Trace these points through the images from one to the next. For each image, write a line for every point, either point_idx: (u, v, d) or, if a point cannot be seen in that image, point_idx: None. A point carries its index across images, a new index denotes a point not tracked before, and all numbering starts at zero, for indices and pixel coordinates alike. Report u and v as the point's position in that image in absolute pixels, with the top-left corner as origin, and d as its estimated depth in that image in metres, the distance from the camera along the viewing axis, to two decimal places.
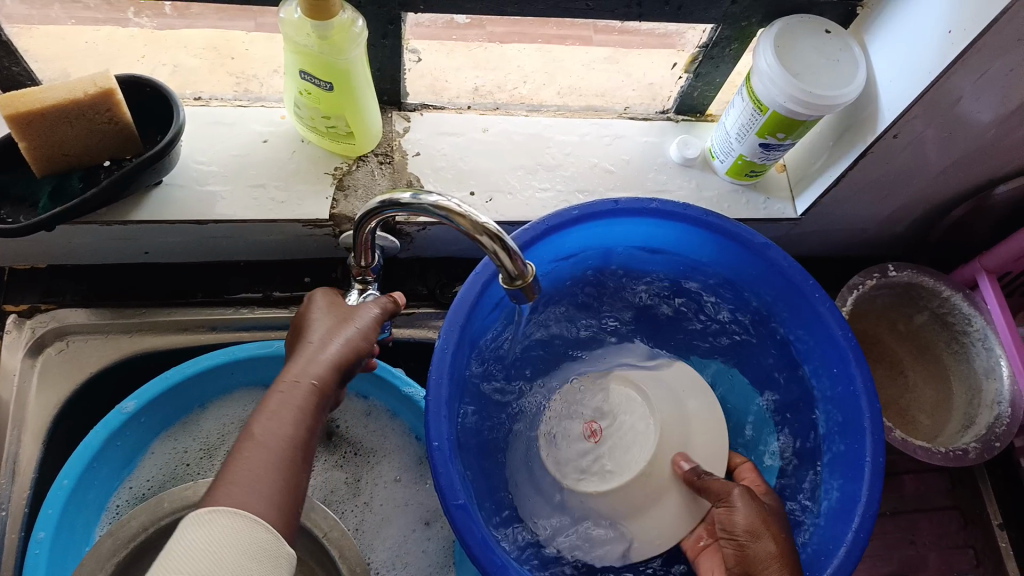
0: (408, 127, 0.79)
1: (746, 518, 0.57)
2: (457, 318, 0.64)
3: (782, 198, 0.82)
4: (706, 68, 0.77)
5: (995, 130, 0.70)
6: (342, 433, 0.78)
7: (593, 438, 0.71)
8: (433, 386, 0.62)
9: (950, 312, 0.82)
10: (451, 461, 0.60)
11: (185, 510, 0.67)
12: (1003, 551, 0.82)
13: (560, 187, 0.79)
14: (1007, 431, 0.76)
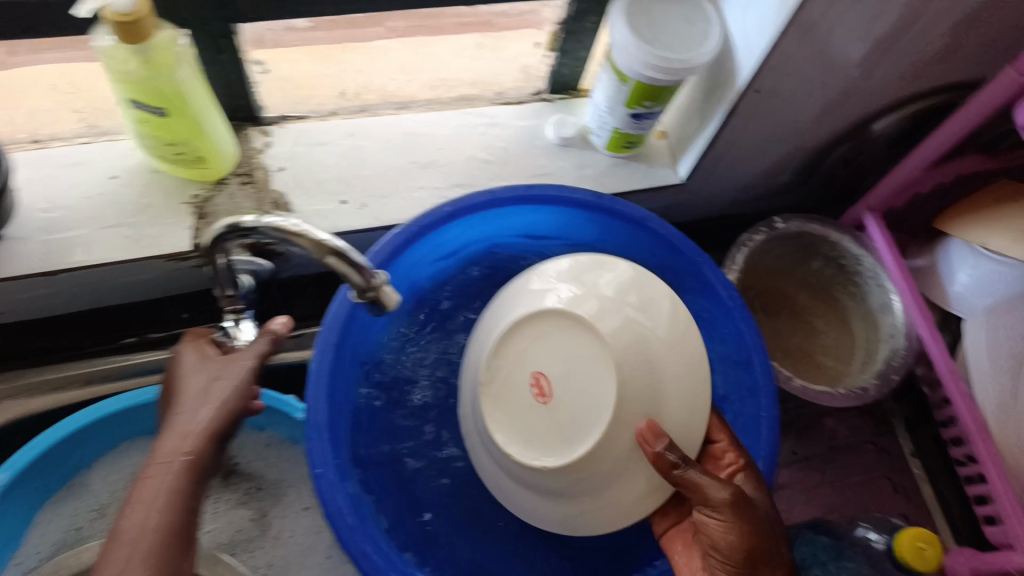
0: (269, 142, 0.75)
1: (739, 541, 0.54)
2: (330, 337, 0.62)
3: (664, 164, 0.81)
4: (569, 44, 0.74)
5: (855, 73, 0.70)
6: (243, 471, 0.76)
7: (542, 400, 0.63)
8: (312, 409, 0.60)
9: (842, 255, 0.83)
10: (339, 485, 0.58)
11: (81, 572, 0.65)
12: (917, 479, 0.85)
13: (438, 184, 0.76)
14: (903, 362, 0.77)
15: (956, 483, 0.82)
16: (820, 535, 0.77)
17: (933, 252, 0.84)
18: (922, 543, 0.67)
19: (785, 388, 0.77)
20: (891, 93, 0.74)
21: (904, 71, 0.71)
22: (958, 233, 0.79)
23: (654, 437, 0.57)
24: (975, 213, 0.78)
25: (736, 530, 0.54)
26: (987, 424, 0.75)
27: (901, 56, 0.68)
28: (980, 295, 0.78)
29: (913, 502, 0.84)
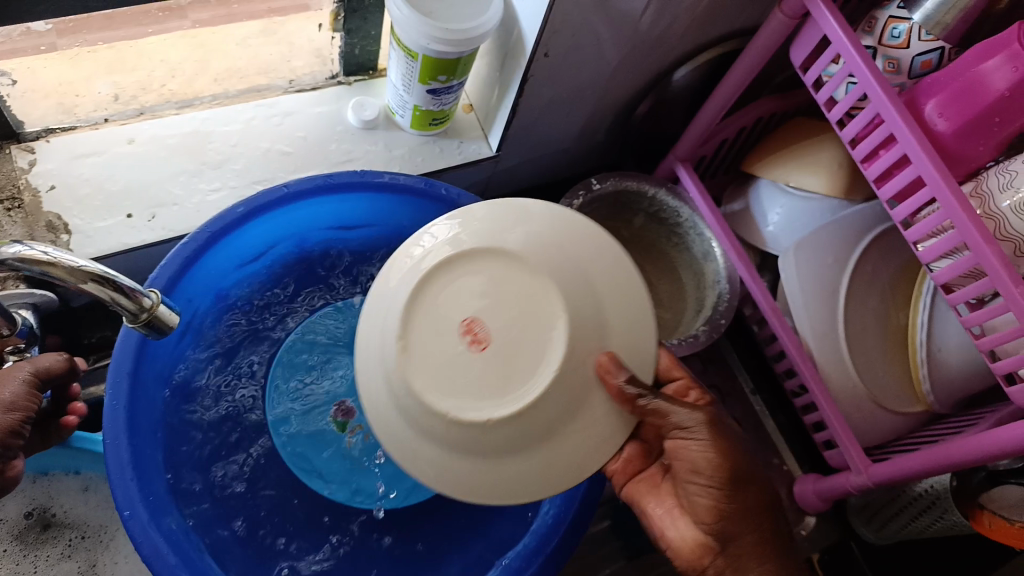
0: (34, 159, 0.68)
1: (710, 466, 0.51)
2: (124, 366, 0.57)
3: (475, 137, 0.80)
4: (354, 23, 0.72)
5: (639, 28, 0.70)
6: (62, 521, 0.70)
7: (477, 345, 0.47)
8: (109, 450, 0.54)
9: (661, 209, 0.85)
10: (152, 525, 0.54)
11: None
12: (758, 413, 0.89)
13: (234, 183, 0.72)
14: (729, 306, 0.79)
15: (793, 412, 0.88)
16: None
17: (746, 194, 0.87)
18: None
19: None
20: (680, 44, 0.76)
21: (687, 22, 0.73)
22: (764, 175, 0.83)
23: (608, 368, 0.46)
24: (773, 153, 0.83)
25: (712, 450, 0.52)
26: (812, 356, 0.77)
27: (679, 6, 0.69)
28: (790, 232, 0.82)
29: (757, 434, 0.87)
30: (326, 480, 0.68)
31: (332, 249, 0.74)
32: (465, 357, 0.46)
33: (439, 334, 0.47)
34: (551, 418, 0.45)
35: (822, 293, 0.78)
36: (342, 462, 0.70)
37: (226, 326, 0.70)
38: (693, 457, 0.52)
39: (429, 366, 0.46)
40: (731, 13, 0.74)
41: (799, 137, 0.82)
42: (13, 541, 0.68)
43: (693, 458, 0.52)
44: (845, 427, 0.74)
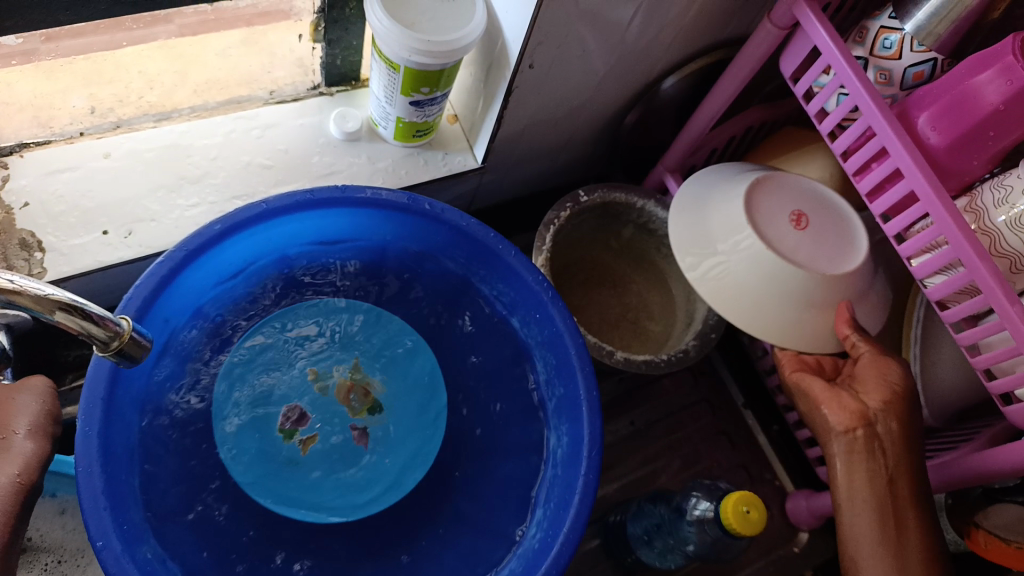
0: (7, 175, 0.66)
1: (881, 397, 0.64)
2: (97, 393, 0.55)
3: (460, 149, 0.78)
4: (335, 33, 0.71)
5: (626, 38, 0.69)
6: (35, 545, 0.67)
7: (801, 223, 0.68)
8: (81, 479, 0.53)
9: (650, 221, 0.83)
10: (126, 555, 0.52)
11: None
12: (751, 427, 0.87)
13: (212, 198, 0.70)
14: (719, 320, 0.78)
15: (785, 425, 0.87)
16: (657, 506, 0.72)
17: None
18: (746, 506, 0.61)
19: (609, 364, 0.75)
20: (669, 53, 0.74)
21: (676, 31, 0.71)
22: None
23: (845, 322, 0.67)
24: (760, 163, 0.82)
25: (903, 379, 0.65)
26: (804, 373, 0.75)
27: (666, 15, 0.68)
28: None
29: (750, 449, 0.86)
30: (264, 484, 0.66)
31: (314, 264, 0.73)
32: (800, 234, 0.68)
33: (772, 222, 0.67)
34: (813, 295, 0.66)
35: None
36: (279, 473, 0.67)
37: (202, 343, 0.68)
38: (879, 382, 0.65)
39: (797, 237, 0.67)
40: (720, 22, 0.73)
41: (786, 148, 0.81)
42: None
43: (880, 384, 0.64)
44: None
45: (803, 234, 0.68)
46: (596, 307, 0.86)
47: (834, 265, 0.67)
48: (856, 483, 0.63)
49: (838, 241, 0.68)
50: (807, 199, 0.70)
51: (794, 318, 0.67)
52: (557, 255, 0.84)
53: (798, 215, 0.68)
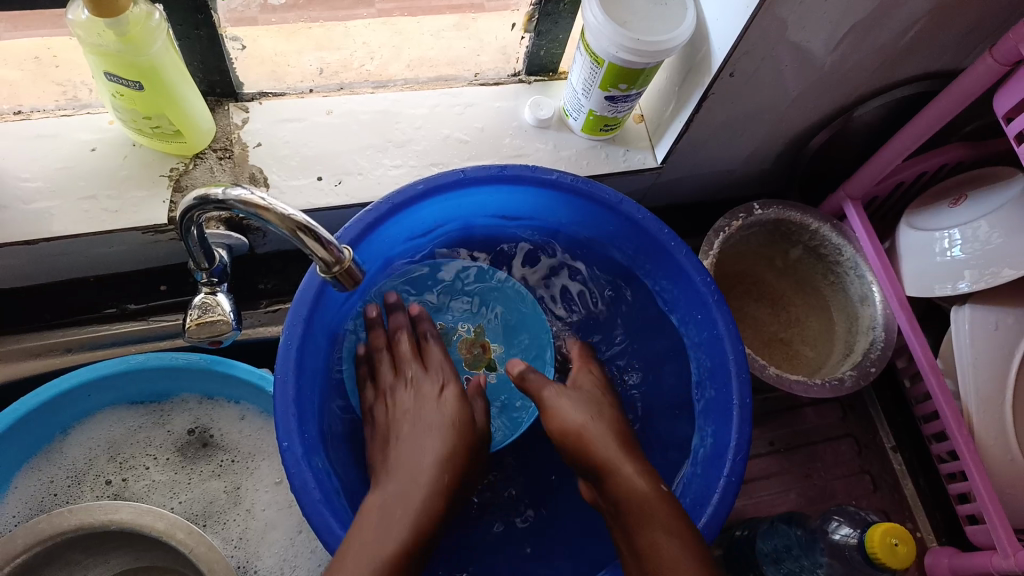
0: (247, 118, 0.76)
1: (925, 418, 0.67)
2: (301, 312, 0.62)
3: (642, 148, 0.81)
4: (545, 26, 0.75)
5: (831, 59, 0.69)
6: (217, 442, 0.77)
7: (961, 199, 0.78)
8: (279, 388, 0.60)
9: (822, 244, 0.82)
10: (304, 460, 0.59)
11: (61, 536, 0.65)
12: (898, 474, 0.84)
13: (413, 162, 0.77)
14: (882, 356, 0.76)
15: (934, 477, 0.83)
16: (792, 527, 0.74)
17: (895, 235, 0.84)
18: (895, 539, 0.63)
19: (761, 378, 0.75)
20: (870, 79, 0.74)
21: (883, 57, 0.70)
22: (916, 218, 0.81)
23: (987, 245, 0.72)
24: (938, 200, 0.80)
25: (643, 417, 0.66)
26: (970, 422, 0.76)
27: (876, 39, 0.67)
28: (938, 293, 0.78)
29: (892, 494, 0.83)
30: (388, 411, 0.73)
31: (493, 236, 0.80)
32: (970, 204, 0.76)
33: (951, 219, 0.77)
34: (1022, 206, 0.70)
35: (996, 355, 0.75)
36: None
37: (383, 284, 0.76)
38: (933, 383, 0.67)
39: (980, 203, 0.75)
40: (930, 52, 0.71)
41: (969, 186, 0.79)
42: (175, 453, 0.77)
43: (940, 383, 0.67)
44: (996, 502, 0.72)
45: (973, 203, 0.76)
46: (748, 324, 0.86)
47: (1014, 183, 0.74)
48: (633, 475, 0.60)
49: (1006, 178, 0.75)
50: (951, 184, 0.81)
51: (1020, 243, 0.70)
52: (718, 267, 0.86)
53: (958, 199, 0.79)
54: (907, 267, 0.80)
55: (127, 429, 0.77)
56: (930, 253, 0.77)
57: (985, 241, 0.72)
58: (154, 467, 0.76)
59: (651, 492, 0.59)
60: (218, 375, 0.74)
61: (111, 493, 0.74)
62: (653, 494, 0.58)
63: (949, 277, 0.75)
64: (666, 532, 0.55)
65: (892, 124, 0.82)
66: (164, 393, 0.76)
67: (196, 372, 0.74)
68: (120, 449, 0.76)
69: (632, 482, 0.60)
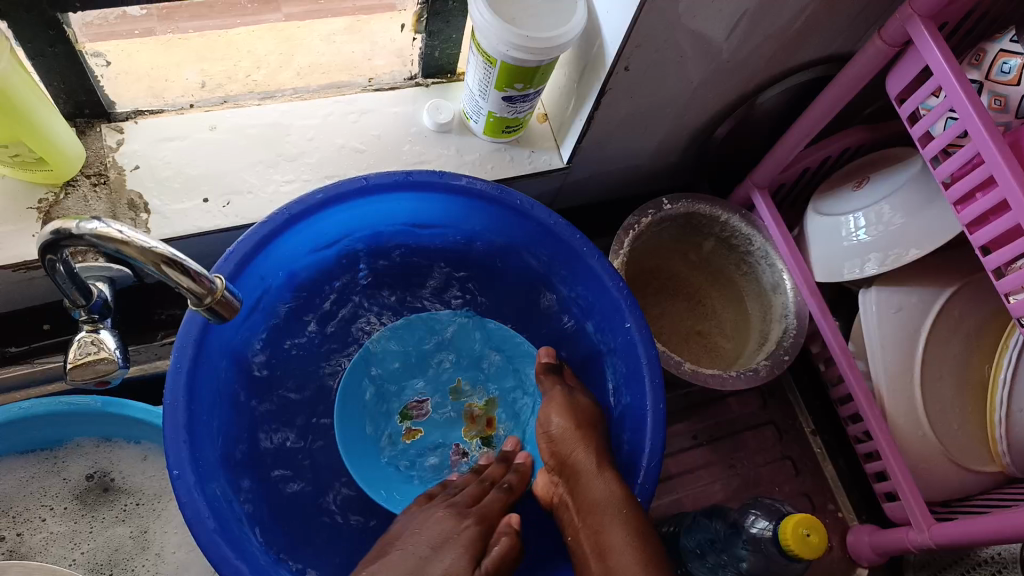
0: (122, 139, 0.71)
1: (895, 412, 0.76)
2: (190, 335, 0.60)
3: (547, 148, 0.79)
4: (436, 26, 0.72)
5: (726, 47, 0.68)
6: (118, 485, 0.72)
7: (863, 181, 0.78)
8: (166, 414, 0.58)
9: (733, 235, 0.82)
10: (197, 488, 0.57)
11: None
12: (819, 458, 0.85)
13: (307, 177, 0.73)
14: (794, 343, 0.77)
15: (852, 456, 0.85)
16: (713, 521, 0.75)
17: (803, 221, 0.84)
18: (807, 529, 0.63)
19: (677, 374, 0.75)
20: (768, 66, 0.73)
21: (778, 43, 0.70)
22: (822, 203, 0.81)
23: (893, 239, 0.72)
24: (841, 185, 0.81)
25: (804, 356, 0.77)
26: (882, 401, 0.76)
27: (768, 27, 0.66)
28: (871, 314, 0.77)
29: (814, 476, 0.85)
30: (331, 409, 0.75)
31: (411, 250, 0.77)
32: (871, 187, 0.77)
33: (856, 202, 0.77)
34: (920, 188, 0.71)
35: (902, 333, 0.76)
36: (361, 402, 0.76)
37: (292, 303, 0.73)
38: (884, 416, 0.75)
39: (881, 184, 0.76)
40: (823, 36, 0.71)
41: (871, 168, 0.79)
42: (73, 501, 0.72)
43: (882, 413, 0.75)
44: (909, 478, 0.73)
45: (874, 185, 0.77)
46: (666, 317, 0.86)
47: (911, 162, 0.74)
48: (609, 480, 0.61)
49: (904, 158, 0.76)
50: (852, 167, 0.81)
51: (922, 221, 0.70)
52: (633, 261, 0.85)
53: (861, 182, 0.79)
54: (815, 254, 0.81)
55: (20, 480, 0.71)
56: (837, 238, 0.78)
57: (889, 224, 0.73)
58: (52, 518, 0.71)
59: (620, 496, 0.60)
60: (112, 415, 0.69)
61: (6, 550, 0.70)
62: (619, 495, 0.60)
63: (857, 260, 0.75)
64: (628, 533, 0.57)
65: (794, 109, 0.82)
66: (55, 439, 0.71)
67: (87, 414, 0.69)
68: (13, 503, 0.71)
69: (602, 483, 0.61)
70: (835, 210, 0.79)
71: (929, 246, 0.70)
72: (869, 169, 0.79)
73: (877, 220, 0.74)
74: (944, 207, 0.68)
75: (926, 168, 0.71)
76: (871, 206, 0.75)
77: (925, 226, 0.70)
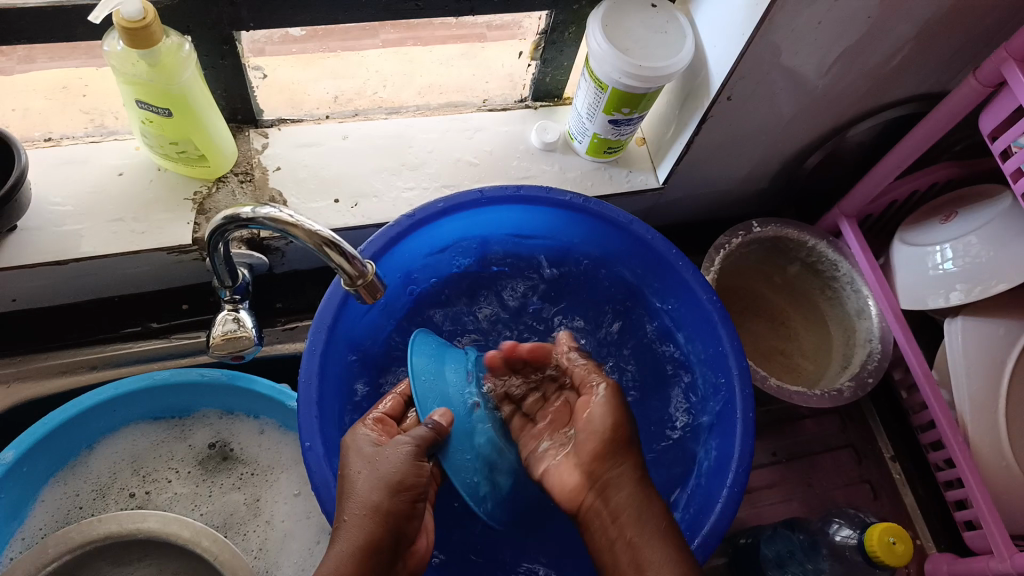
0: (266, 143, 0.80)
1: (983, 442, 0.77)
2: (324, 320, 0.66)
3: (644, 169, 0.85)
4: (551, 54, 0.79)
5: (824, 81, 0.72)
6: (236, 455, 0.79)
7: (950, 215, 0.81)
8: (301, 389, 0.64)
9: (819, 260, 0.86)
10: (325, 459, 0.62)
11: (91, 544, 0.67)
12: (898, 483, 0.88)
13: (425, 184, 0.80)
14: (879, 366, 0.79)
15: (933, 486, 0.87)
16: (794, 532, 0.78)
17: (888, 252, 0.87)
18: (892, 538, 0.65)
19: (762, 388, 0.78)
20: (861, 100, 0.77)
21: (873, 80, 0.74)
22: (908, 235, 0.84)
23: (984, 271, 0.74)
24: (927, 218, 0.84)
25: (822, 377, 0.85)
26: (965, 430, 0.78)
27: (866, 63, 0.71)
28: (955, 345, 0.79)
29: (892, 502, 0.87)
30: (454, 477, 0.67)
31: (513, 256, 0.83)
32: (959, 220, 0.80)
33: (944, 235, 0.80)
34: (1012, 222, 0.73)
35: (989, 363, 0.78)
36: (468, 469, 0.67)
37: (407, 299, 0.80)
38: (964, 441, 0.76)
39: (968, 217, 0.79)
40: (917, 74, 0.75)
41: (960, 203, 0.82)
42: (196, 465, 0.79)
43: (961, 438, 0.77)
44: (992, 508, 0.74)
45: (961, 219, 0.79)
46: (748, 337, 0.89)
47: (1002, 197, 0.77)
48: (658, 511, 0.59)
49: (994, 193, 0.79)
50: (938, 202, 0.84)
51: (1012, 252, 0.73)
52: (720, 281, 0.90)
53: (948, 216, 0.82)
54: (900, 286, 0.83)
55: (150, 443, 0.79)
56: (922, 268, 0.81)
57: (981, 257, 0.75)
58: (177, 480, 0.78)
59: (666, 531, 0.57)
60: (238, 389, 0.76)
61: (135, 505, 0.76)
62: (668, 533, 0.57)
63: (944, 291, 0.77)
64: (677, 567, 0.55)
65: (883, 144, 0.86)
66: (185, 408, 0.79)
67: (215, 386, 0.76)
68: (144, 464, 0.78)
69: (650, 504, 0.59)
70: (921, 243, 0.82)
71: (1019, 278, 0.71)
72: (957, 204, 0.82)
73: (968, 252, 0.76)
74: None
75: (1016, 203, 0.74)
76: (959, 237, 0.77)
77: (1015, 259, 0.72)
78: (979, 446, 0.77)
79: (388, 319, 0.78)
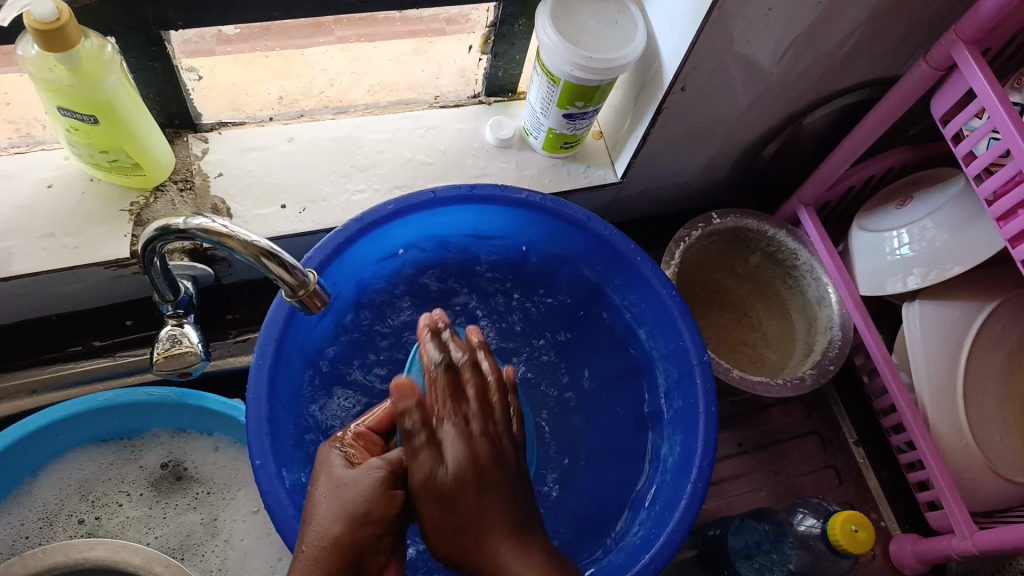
0: (207, 148, 0.76)
1: (942, 423, 0.78)
2: (273, 333, 0.64)
3: (602, 164, 0.83)
4: (501, 47, 0.77)
5: (778, 69, 0.71)
6: (191, 474, 0.76)
7: (905, 201, 0.82)
8: (250, 406, 0.61)
9: (778, 249, 0.86)
10: (278, 478, 0.60)
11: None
12: (862, 467, 0.89)
13: (377, 187, 0.77)
14: (839, 353, 0.79)
15: (896, 468, 0.88)
16: (761, 523, 0.77)
17: (847, 238, 0.87)
18: (855, 525, 0.65)
19: (725, 380, 0.77)
20: (815, 87, 0.76)
21: (826, 66, 0.73)
22: (865, 222, 0.84)
23: (940, 254, 0.74)
24: (884, 204, 0.84)
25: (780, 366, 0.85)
26: (925, 412, 0.78)
27: (818, 49, 0.70)
28: (914, 330, 0.80)
29: (857, 486, 0.88)
30: None
31: (470, 257, 0.81)
32: (914, 205, 0.80)
33: (900, 220, 0.80)
34: (966, 205, 0.74)
35: (947, 345, 0.79)
36: None
37: (363, 307, 0.77)
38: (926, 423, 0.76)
39: (923, 202, 0.79)
40: (869, 60, 0.74)
41: (915, 188, 0.82)
42: (149, 487, 0.76)
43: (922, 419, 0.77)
44: (952, 488, 0.75)
45: (916, 205, 0.80)
46: (711, 329, 0.89)
47: (955, 181, 0.77)
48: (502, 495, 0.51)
49: (947, 177, 0.79)
50: (894, 189, 0.85)
51: (967, 235, 0.73)
52: (681, 274, 0.89)
53: (903, 201, 0.82)
54: (859, 272, 0.83)
55: (98, 467, 0.75)
56: (880, 253, 0.81)
57: (937, 240, 0.75)
58: (128, 503, 0.75)
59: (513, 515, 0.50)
60: (188, 407, 0.73)
61: (84, 532, 0.73)
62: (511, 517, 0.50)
63: (902, 275, 0.78)
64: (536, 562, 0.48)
65: (838, 130, 0.86)
66: (134, 429, 0.76)
67: (164, 405, 0.73)
68: (92, 488, 0.75)
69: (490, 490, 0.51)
70: (878, 229, 0.82)
71: (974, 260, 0.72)
72: (912, 190, 0.82)
73: (924, 236, 0.76)
74: (987, 223, 0.71)
75: (969, 186, 0.74)
76: (915, 222, 0.78)
77: (970, 242, 0.72)
78: (940, 428, 0.78)
79: (344, 328, 0.76)
